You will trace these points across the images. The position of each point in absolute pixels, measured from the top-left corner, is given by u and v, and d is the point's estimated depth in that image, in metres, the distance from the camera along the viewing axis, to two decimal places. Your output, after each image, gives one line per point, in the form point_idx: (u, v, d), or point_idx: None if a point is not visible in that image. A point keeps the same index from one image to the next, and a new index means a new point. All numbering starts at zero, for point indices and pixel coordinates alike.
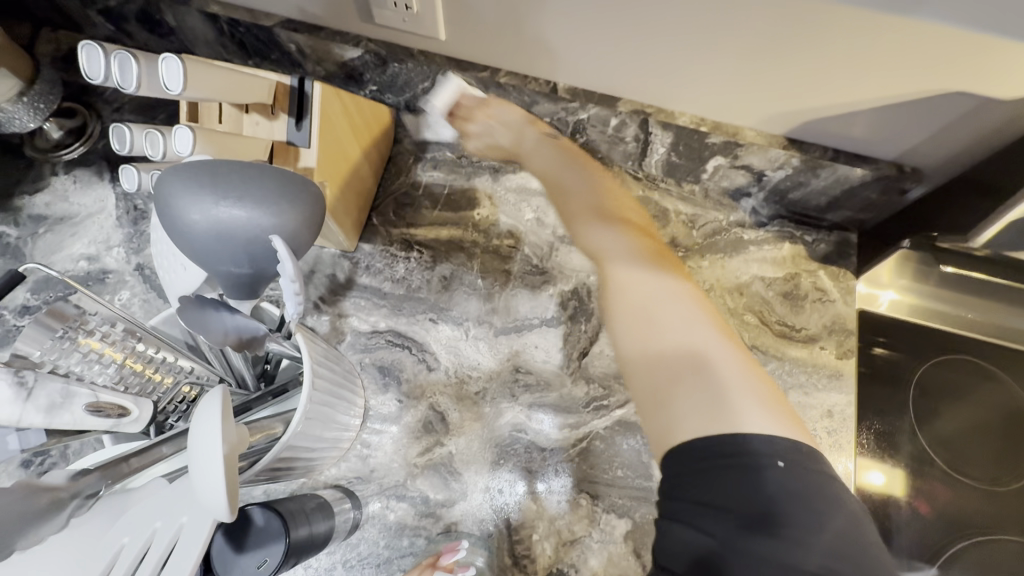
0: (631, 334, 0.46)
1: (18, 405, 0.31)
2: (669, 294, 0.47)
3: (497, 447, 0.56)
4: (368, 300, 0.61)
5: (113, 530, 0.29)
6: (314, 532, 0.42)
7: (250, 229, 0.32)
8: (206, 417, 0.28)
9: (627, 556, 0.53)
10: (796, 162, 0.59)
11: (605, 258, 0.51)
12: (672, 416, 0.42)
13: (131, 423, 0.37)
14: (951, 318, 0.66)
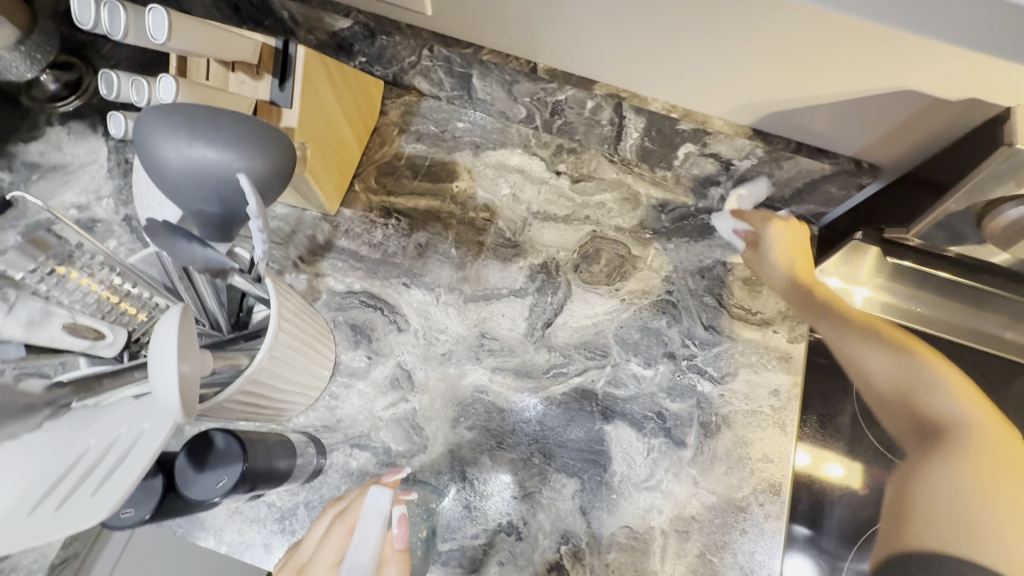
0: (926, 471, 0.50)
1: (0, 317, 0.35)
2: (939, 396, 0.52)
3: (458, 406, 0.59)
4: (346, 263, 0.64)
5: (83, 434, 0.32)
6: (273, 466, 0.45)
7: (220, 168, 0.34)
8: (164, 331, 0.30)
9: (573, 512, 0.56)
10: (760, 153, 0.62)
11: (853, 357, 0.57)
12: (913, 514, 0.48)
13: (107, 348, 0.39)
14: (909, 314, 0.69)
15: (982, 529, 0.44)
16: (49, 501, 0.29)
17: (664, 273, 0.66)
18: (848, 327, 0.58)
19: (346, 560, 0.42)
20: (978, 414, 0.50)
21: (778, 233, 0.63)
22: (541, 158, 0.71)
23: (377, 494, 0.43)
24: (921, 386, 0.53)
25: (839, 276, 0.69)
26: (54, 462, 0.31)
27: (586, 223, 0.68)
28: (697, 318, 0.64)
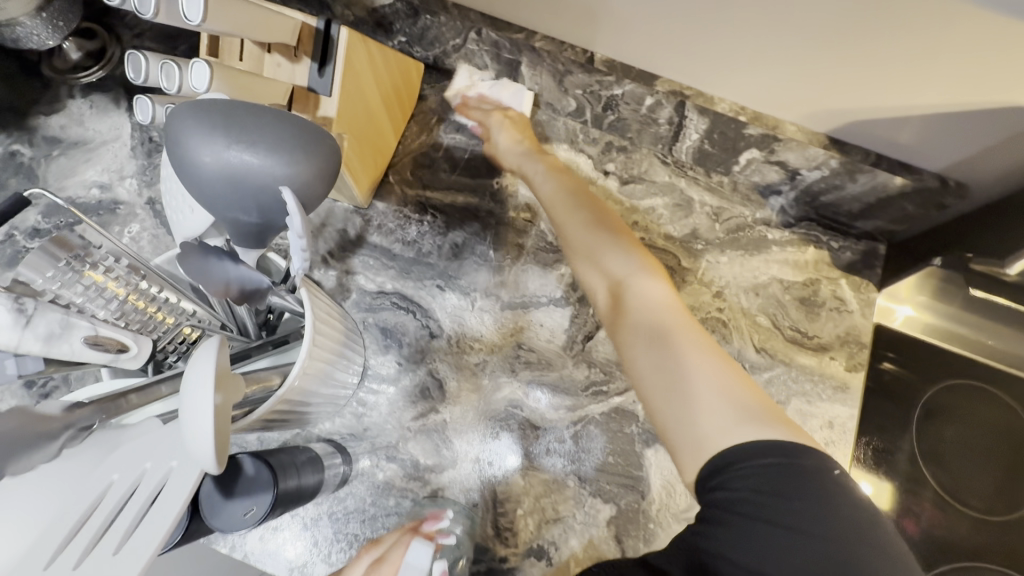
0: (636, 345, 0.43)
1: (17, 332, 0.30)
2: (587, 249, 0.49)
3: (491, 420, 0.56)
4: (377, 260, 0.60)
5: (101, 467, 0.30)
6: (302, 485, 0.42)
7: (262, 177, 0.30)
8: (201, 364, 0.27)
9: (607, 540, 0.53)
10: (834, 164, 0.56)
11: (597, 249, 0.49)
12: (668, 405, 0.39)
13: (129, 360, 0.36)
14: (968, 343, 0.63)
15: (707, 392, 0.38)
16: (65, 558, 0.26)
17: (715, 288, 0.62)
18: (549, 179, 0.55)
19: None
20: (648, 267, 0.47)
21: (503, 120, 0.61)
22: (588, 155, 0.66)
23: (418, 551, 0.41)
24: (594, 260, 0.48)
25: (887, 298, 0.63)
26: (75, 503, 0.28)
27: (634, 230, 0.64)
28: (748, 339, 0.60)
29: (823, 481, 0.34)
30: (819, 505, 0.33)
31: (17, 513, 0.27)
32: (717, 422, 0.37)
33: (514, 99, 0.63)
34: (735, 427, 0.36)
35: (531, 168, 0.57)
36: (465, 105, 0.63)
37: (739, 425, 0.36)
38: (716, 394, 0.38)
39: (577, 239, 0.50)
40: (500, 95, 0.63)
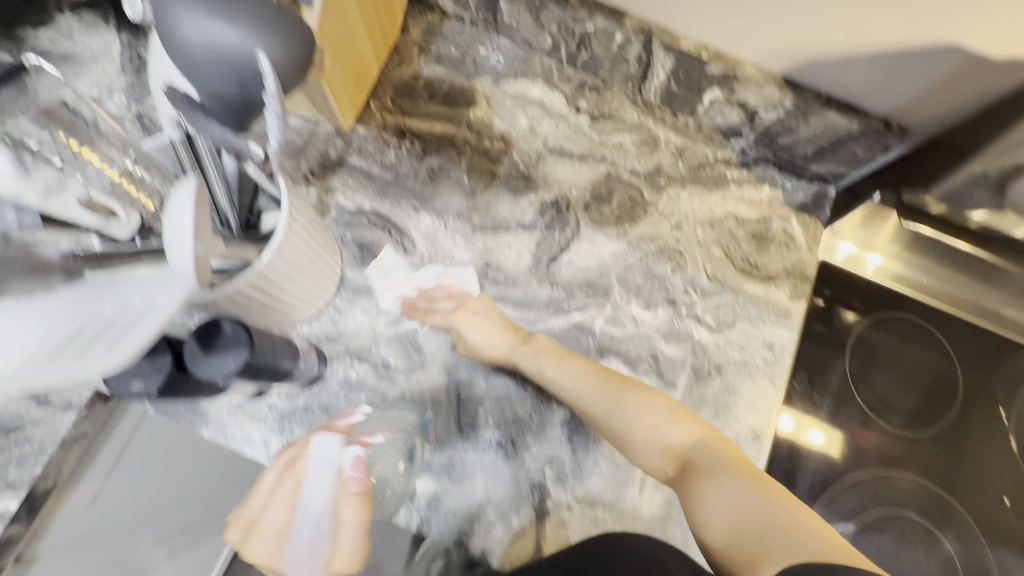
0: (703, 499, 0.44)
1: (17, 180, 0.33)
2: (638, 411, 0.50)
3: (458, 330, 0.60)
4: (356, 180, 0.64)
5: (97, 302, 0.33)
6: (278, 364, 0.46)
7: (241, 54, 0.34)
8: (183, 198, 0.31)
9: (560, 438, 0.58)
10: (789, 104, 0.60)
11: (648, 414, 0.50)
12: (747, 554, 0.40)
13: (120, 229, 0.38)
14: (913, 283, 0.68)
15: (787, 535, 0.39)
16: (67, 355, 0.29)
17: (674, 220, 0.66)
18: (560, 367, 0.55)
19: (303, 510, 0.40)
20: (704, 430, 0.49)
21: (470, 316, 0.58)
22: (563, 92, 0.69)
23: (325, 442, 0.43)
24: (644, 425, 0.50)
25: (855, 242, 0.68)
26: (75, 322, 0.31)
27: (602, 164, 0.67)
28: (702, 267, 0.65)
29: None
30: None
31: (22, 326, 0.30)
32: (803, 552, 0.37)
33: (463, 277, 0.62)
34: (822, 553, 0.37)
35: (525, 355, 0.57)
36: (417, 303, 0.60)
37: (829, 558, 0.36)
38: (792, 535, 0.39)
39: (630, 400, 0.51)
40: (440, 281, 0.62)
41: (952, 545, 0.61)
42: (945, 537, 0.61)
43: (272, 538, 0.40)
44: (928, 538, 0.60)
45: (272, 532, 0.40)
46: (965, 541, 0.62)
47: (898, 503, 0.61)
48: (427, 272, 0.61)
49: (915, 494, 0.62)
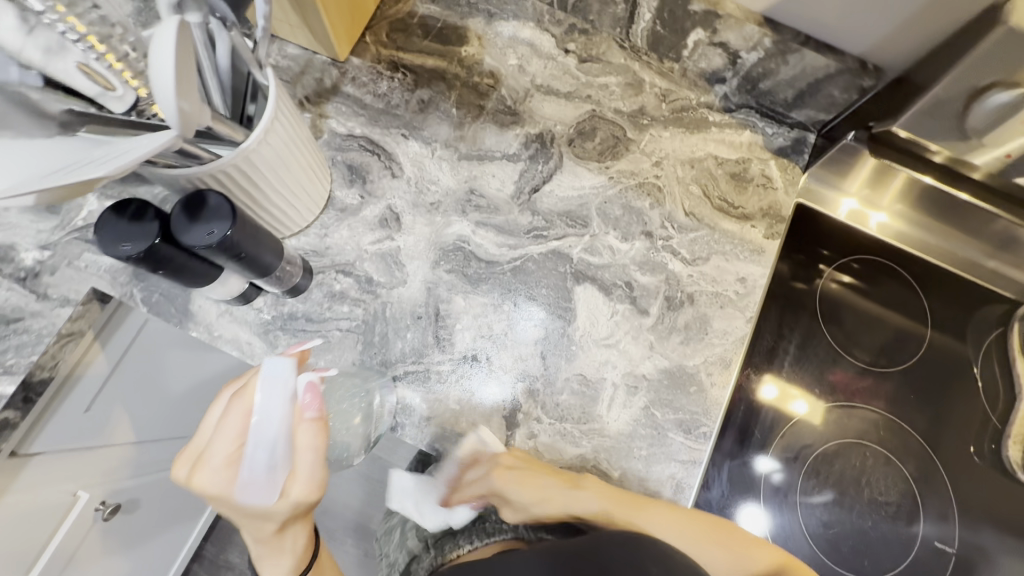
0: None
1: (22, 36, 0.36)
2: (673, 526, 0.56)
3: (439, 250, 0.62)
4: (349, 107, 0.66)
5: (89, 144, 0.36)
6: (261, 256, 0.48)
7: None
8: (163, 42, 0.33)
9: (533, 356, 0.60)
10: (768, 43, 0.62)
11: (678, 527, 0.56)
12: None
13: (115, 102, 0.41)
14: (912, 240, 0.71)
15: None
16: (63, 173, 0.33)
17: (655, 158, 0.68)
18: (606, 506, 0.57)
19: (250, 435, 0.40)
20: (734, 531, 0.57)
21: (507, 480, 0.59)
22: (552, 35, 0.71)
23: (275, 365, 0.40)
24: (700, 550, 0.55)
25: (858, 199, 0.70)
26: (70, 154, 0.35)
27: (587, 103, 0.69)
28: (679, 204, 0.67)
29: None
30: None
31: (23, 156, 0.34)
32: None
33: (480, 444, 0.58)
34: None
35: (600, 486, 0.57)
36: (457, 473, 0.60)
37: None
38: None
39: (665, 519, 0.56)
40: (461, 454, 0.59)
41: (911, 477, 0.64)
42: (905, 468, 0.64)
43: (225, 459, 0.40)
44: (890, 467, 0.64)
45: (219, 461, 0.40)
46: (925, 475, 0.64)
47: (858, 434, 0.64)
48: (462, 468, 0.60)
49: (877, 428, 0.64)
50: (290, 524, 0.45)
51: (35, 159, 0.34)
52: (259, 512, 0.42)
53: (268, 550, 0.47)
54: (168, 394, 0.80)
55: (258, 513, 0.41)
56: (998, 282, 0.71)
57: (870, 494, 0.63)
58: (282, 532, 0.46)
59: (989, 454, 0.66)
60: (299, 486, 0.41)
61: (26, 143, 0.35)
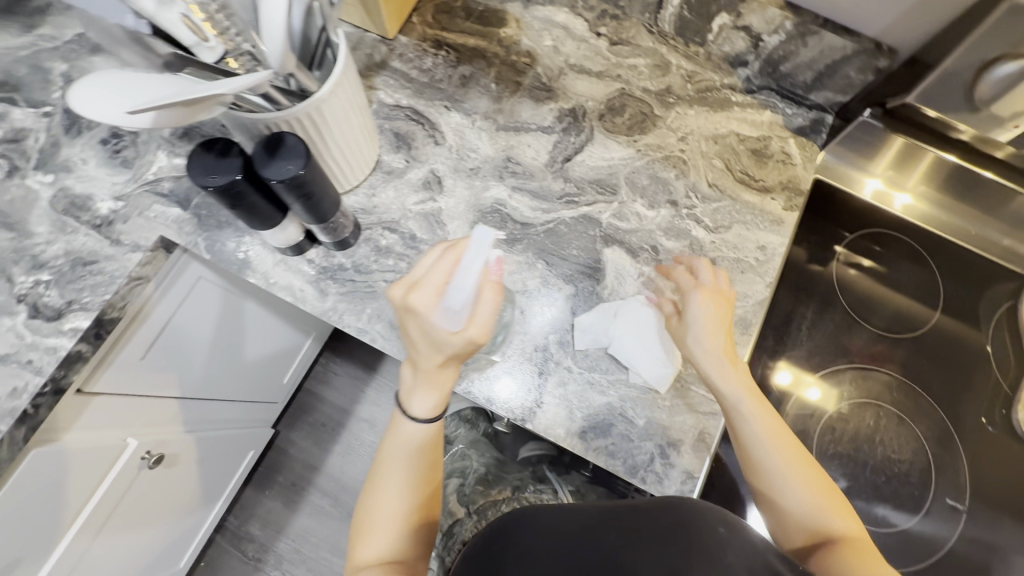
0: (784, 497, 0.53)
1: None
2: (747, 410, 0.54)
3: (478, 212, 0.67)
4: (396, 81, 0.71)
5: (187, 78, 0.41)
6: (319, 205, 0.52)
7: None
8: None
9: (564, 311, 0.64)
10: (789, 26, 0.67)
11: (745, 418, 0.54)
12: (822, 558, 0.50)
13: (207, 52, 0.45)
14: (930, 218, 0.74)
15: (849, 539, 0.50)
16: (183, 92, 0.38)
17: (680, 134, 0.72)
18: (727, 369, 0.55)
19: (456, 281, 0.44)
20: (784, 441, 0.55)
21: (706, 305, 0.57)
22: (585, 19, 0.76)
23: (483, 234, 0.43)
24: (785, 467, 0.53)
25: (883, 180, 0.74)
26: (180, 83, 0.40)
27: (617, 81, 0.74)
28: (703, 176, 0.71)
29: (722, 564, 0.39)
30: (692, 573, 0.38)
31: (135, 82, 0.39)
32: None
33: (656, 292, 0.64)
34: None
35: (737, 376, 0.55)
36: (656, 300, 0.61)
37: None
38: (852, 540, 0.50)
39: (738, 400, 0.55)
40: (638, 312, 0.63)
41: (924, 438, 0.67)
42: (917, 429, 0.67)
43: (431, 295, 0.45)
44: (902, 427, 0.66)
45: (431, 295, 0.45)
46: (937, 437, 0.67)
47: (874, 398, 0.66)
48: (638, 313, 0.63)
49: (892, 392, 0.67)
50: (449, 365, 0.50)
51: (152, 84, 0.39)
52: (438, 342, 0.47)
53: (424, 382, 0.52)
54: (226, 337, 0.87)
55: (438, 343, 0.47)
56: (1012, 259, 0.74)
57: (884, 453, 0.65)
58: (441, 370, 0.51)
59: (1002, 421, 0.69)
60: (479, 327, 0.46)
61: (140, 74, 0.40)
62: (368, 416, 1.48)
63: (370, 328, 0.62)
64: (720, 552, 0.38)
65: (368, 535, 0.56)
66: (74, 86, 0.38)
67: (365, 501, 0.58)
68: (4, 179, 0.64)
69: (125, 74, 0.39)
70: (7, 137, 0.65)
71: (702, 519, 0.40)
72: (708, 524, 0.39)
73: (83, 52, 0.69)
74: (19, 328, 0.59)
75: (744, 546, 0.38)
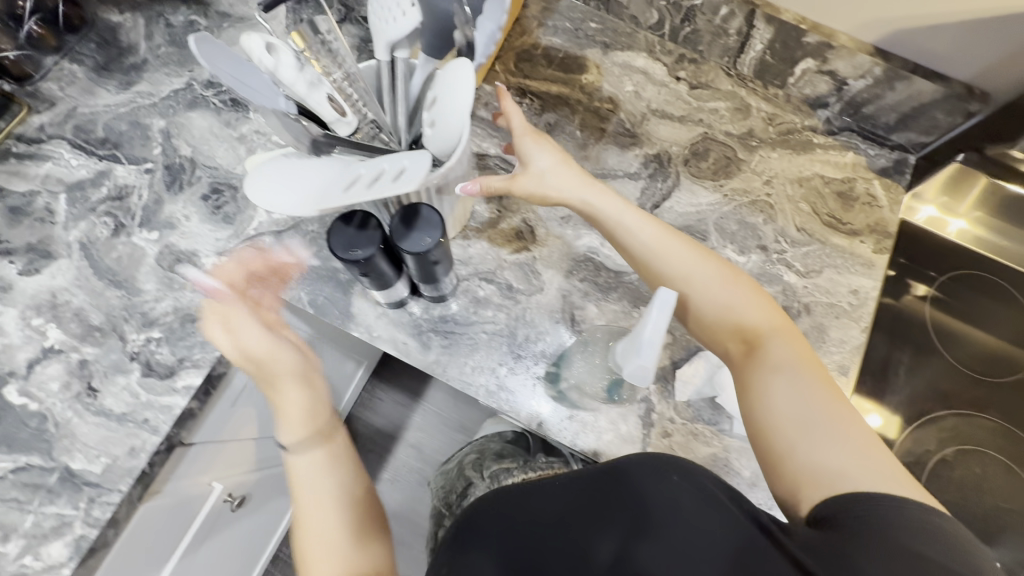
0: (695, 306, 0.55)
1: (298, 73, 0.44)
2: (627, 225, 0.58)
3: (572, 260, 0.67)
4: (483, 130, 0.73)
5: (354, 167, 0.43)
6: (434, 273, 0.53)
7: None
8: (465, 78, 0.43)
9: (663, 359, 0.65)
10: (878, 71, 0.67)
11: (624, 231, 0.58)
12: (749, 372, 0.49)
13: (345, 126, 0.47)
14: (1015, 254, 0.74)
15: (779, 346, 0.50)
16: (353, 192, 0.39)
17: (765, 177, 0.73)
18: (601, 197, 0.59)
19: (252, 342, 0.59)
20: (687, 249, 0.56)
21: (538, 141, 0.60)
22: (664, 63, 0.77)
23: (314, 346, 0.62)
24: (700, 278, 0.55)
25: (937, 206, 0.74)
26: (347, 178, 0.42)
27: (699, 125, 0.75)
28: (791, 220, 0.71)
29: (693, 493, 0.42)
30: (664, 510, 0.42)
31: (311, 185, 0.42)
32: (803, 386, 0.46)
33: None
34: (790, 387, 0.47)
35: (607, 201, 0.59)
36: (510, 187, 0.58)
37: (819, 386, 0.46)
38: (780, 344, 0.50)
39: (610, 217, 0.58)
40: None
41: None
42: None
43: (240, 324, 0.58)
44: (1012, 477, 0.66)
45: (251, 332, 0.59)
46: None
47: (976, 444, 0.67)
48: None
49: (995, 436, 0.67)
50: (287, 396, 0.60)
51: (328, 187, 0.42)
52: (248, 353, 0.58)
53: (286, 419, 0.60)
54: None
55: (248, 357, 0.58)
56: None
57: (992, 500, 0.65)
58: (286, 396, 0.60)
59: None
60: (281, 369, 0.60)
61: (315, 176, 0.43)
62: (416, 442, 1.40)
63: (473, 382, 0.63)
64: (675, 494, 0.42)
65: (312, 565, 0.54)
66: (256, 185, 0.43)
67: (296, 537, 0.56)
68: (110, 237, 0.65)
69: (305, 170, 0.44)
70: (111, 194, 0.67)
71: (651, 467, 0.44)
72: (657, 472, 0.44)
73: (179, 108, 0.71)
74: (134, 386, 0.60)
75: (697, 493, 0.42)
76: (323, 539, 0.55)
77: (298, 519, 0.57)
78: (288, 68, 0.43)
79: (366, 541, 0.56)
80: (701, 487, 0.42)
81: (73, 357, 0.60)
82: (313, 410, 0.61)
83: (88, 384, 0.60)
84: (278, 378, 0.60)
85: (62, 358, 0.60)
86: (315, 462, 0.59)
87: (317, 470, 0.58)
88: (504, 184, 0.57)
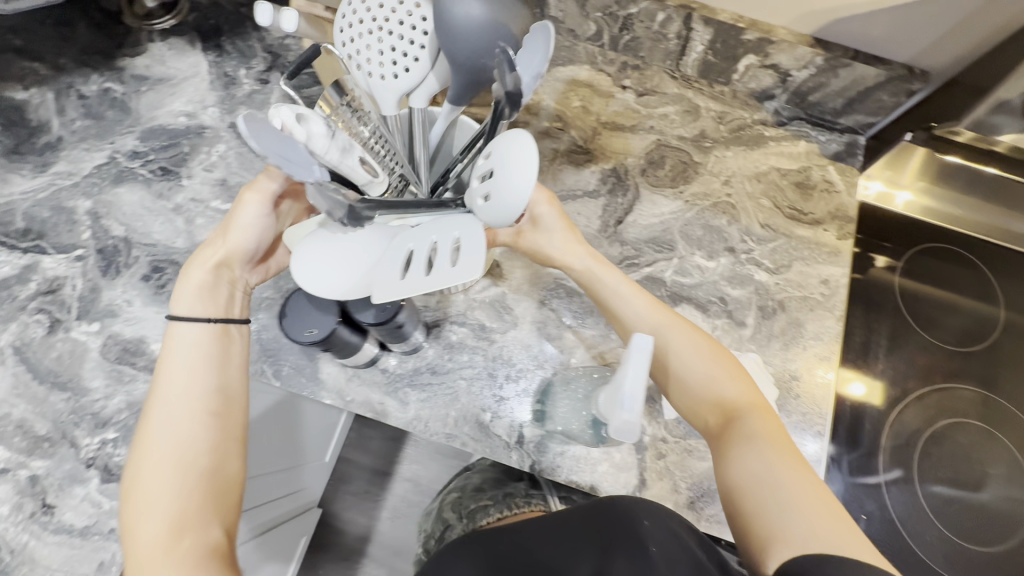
0: (674, 370, 0.51)
1: (329, 141, 0.38)
2: (622, 291, 0.54)
3: (544, 290, 0.66)
4: None
5: (406, 245, 0.43)
6: (405, 332, 0.56)
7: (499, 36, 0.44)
8: (520, 166, 0.38)
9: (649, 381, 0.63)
10: (820, 61, 0.67)
11: (614, 300, 0.54)
12: (727, 442, 0.47)
13: (376, 186, 0.44)
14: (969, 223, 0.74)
15: (756, 420, 0.47)
16: (415, 284, 0.40)
17: (723, 177, 0.72)
18: (607, 269, 0.55)
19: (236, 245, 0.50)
20: (664, 314, 0.53)
21: (551, 203, 0.53)
22: (607, 73, 0.76)
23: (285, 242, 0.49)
24: (682, 346, 0.51)
25: (882, 181, 0.74)
26: (402, 259, 0.42)
27: (651, 133, 0.74)
28: (754, 217, 0.71)
29: (661, 524, 0.41)
30: (626, 538, 0.41)
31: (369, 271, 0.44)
32: (778, 464, 0.44)
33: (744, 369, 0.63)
34: (766, 465, 0.44)
35: (608, 269, 0.55)
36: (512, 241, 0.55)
37: (793, 466, 0.44)
38: (754, 419, 0.48)
39: (603, 283, 0.55)
40: None
41: (1015, 449, 0.67)
42: (1007, 441, 0.68)
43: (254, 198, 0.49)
44: (993, 441, 0.67)
45: (248, 231, 0.50)
46: None
47: (959, 413, 0.68)
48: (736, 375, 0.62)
49: (976, 405, 0.68)
50: (215, 276, 0.50)
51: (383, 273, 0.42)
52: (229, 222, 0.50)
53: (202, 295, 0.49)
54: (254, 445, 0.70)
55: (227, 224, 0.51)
56: None
57: (982, 468, 0.66)
58: (216, 285, 0.50)
59: None
60: (202, 299, 0.49)
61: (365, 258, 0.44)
62: (411, 475, 1.34)
63: (458, 433, 0.60)
64: (644, 543, 0.40)
65: (142, 510, 0.41)
66: (308, 277, 0.44)
67: (129, 466, 0.44)
68: (46, 336, 0.60)
69: (350, 246, 0.44)
70: (41, 289, 0.62)
71: (631, 509, 0.42)
72: (636, 514, 0.42)
73: (104, 184, 0.66)
74: (94, 495, 0.56)
75: (667, 540, 0.40)
76: (170, 467, 0.43)
77: (154, 383, 0.46)
78: (319, 137, 0.38)
79: (224, 485, 0.44)
80: (673, 536, 0.40)
81: (21, 474, 0.55)
82: (215, 287, 0.50)
83: (41, 501, 0.55)
84: (230, 230, 0.50)
85: (9, 477, 0.55)
86: (203, 340, 0.48)
87: (204, 352, 0.48)
88: (509, 237, 0.55)
